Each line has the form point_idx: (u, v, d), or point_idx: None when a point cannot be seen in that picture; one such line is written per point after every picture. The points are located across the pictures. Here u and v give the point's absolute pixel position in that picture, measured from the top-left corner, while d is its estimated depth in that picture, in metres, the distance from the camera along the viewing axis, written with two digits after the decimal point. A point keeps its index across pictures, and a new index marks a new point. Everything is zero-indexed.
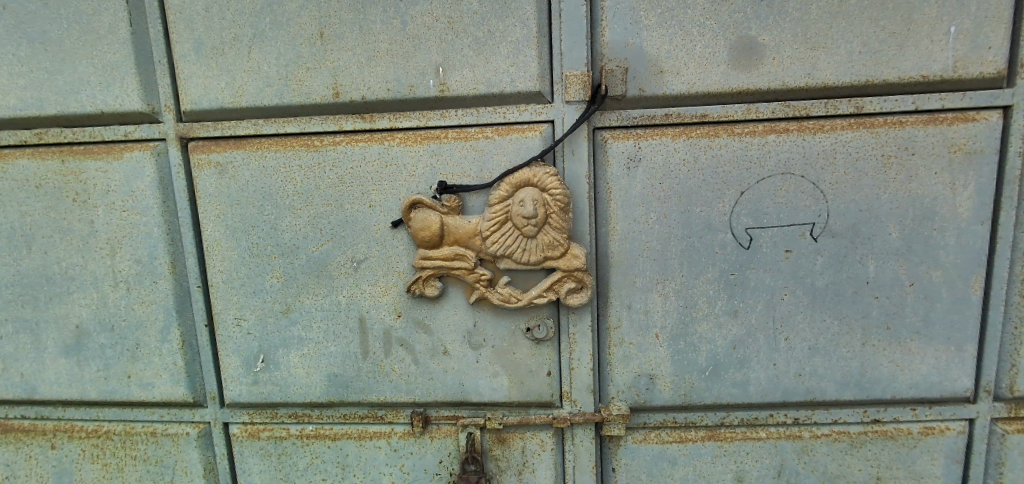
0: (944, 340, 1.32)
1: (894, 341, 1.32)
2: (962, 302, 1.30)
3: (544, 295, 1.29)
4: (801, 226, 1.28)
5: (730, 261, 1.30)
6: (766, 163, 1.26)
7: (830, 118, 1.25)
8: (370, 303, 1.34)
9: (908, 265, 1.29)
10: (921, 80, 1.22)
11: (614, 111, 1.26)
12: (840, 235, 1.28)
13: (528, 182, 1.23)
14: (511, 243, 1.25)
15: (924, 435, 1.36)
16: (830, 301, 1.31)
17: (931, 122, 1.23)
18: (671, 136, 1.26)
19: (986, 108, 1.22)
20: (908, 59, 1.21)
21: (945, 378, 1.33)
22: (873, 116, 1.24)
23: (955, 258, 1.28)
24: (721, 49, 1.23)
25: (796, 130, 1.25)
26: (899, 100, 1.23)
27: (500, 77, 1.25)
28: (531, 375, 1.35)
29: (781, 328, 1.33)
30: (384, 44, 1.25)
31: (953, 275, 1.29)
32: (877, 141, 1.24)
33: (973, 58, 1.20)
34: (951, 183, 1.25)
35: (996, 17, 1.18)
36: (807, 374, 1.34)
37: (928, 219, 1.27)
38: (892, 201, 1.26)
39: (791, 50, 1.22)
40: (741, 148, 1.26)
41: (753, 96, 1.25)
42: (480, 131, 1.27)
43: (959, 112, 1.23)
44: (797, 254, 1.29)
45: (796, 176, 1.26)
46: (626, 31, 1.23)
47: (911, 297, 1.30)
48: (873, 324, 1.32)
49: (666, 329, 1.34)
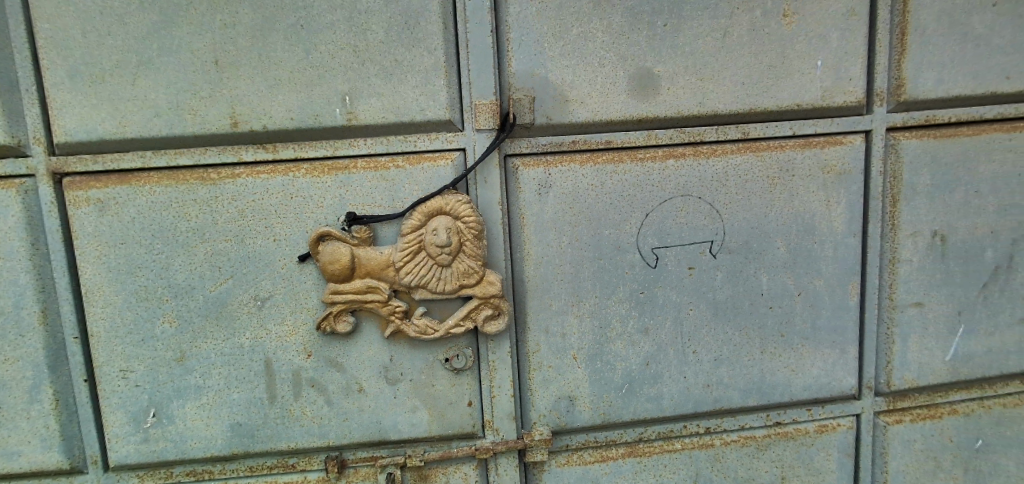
0: (829, 342, 1.45)
1: (788, 347, 1.43)
2: (842, 307, 1.43)
3: (461, 324, 1.27)
4: (700, 244, 1.36)
5: (639, 280, 1.36)
6: (666, 186, 1.33)
7: (721, 143, 1.34)
8: (277, 344, 1.27)
9: (795, 276, 1.40)
10: (796, 108, 1.34)
11: (523, 138, 1.28)
12: (736, 251, 1.38)
13: (441, 210, 1.22)
14: (425, 272, 1.23)
15: (819, 433, 1.47)
16: (731, 314, 1.40)
17: (806, 146, 1.36)
18: (578, 163, 1.30)
19: (851, 133, 1.37)
20: (784, 89, 1.33)
21: (832, 377, 1.46)
22: (758, 141, 1.35)
23: (834, 268, 1.41)
24: (622, 80, 1.27)
25: (692, 154, 1.33)
26: (778, 126, 1.35)
27: (409, 106, 1.23)
28: (452, 407, 1.33)
29: (689, 342, 1.40)
30: (286, 72, 1.20)
31: (833, 283, 1.42)
32: (763, 164, 1.35)
33: (837, 89, 1.34)
34: (827, 200, 1.39)
35: (852, 52, 1.33)
36: (715, 384, 1.42)
37: (809, 233, 1.39)
38: (778, 218, 1.38)
39: (684, 81, 1.29)
40: (643, 172, 1.32)
41: (652, 123, 1.31)
42: (391, 160, 1.24)
43: (829, 137, 1.37)
44: (699, 270, 1.37)
45: (694, 197, 1.35)
46: (531, 62, 1.25)
47: (800, 305, 1.42)
48: (769, 332, 1.42)
49: (583, 350, 1.37)
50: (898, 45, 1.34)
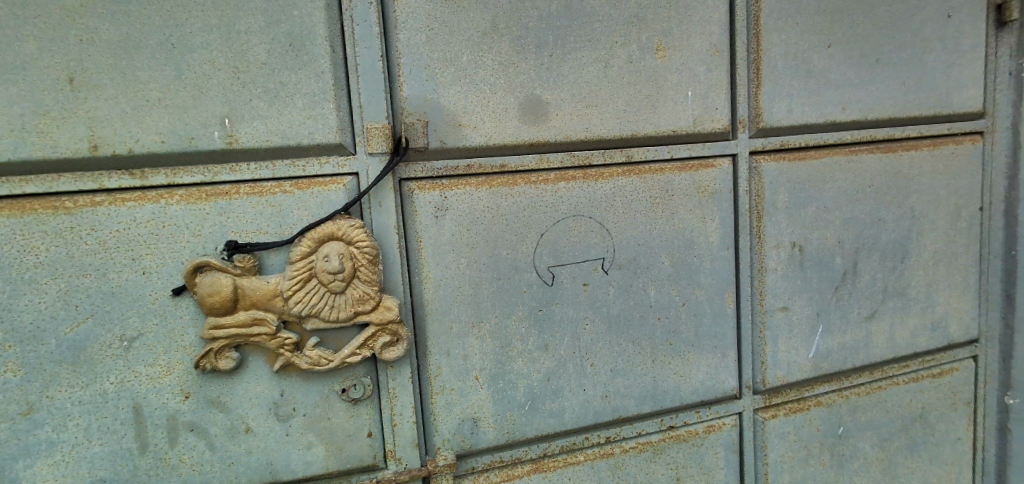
0: (711, 347, 1.57)
1: (676, 355, 1.53)
2: (721, 315, 1.57)
3: (358, 353, 1.23)
4: (593, 261, 1.43)
5: (537, 298, 1.40)
6: (559, 206, 1.39)
7: (608, 166, 1.42)
8: (148, 387, 1.15)
9: (679, 288, 1.52)
10: (672, 133, 1.45)
11: (417, 162, 1.27)
12: (625, 266, 1.46)
13: (332, 236, 1.18)
14: (317, 301, 1.19)
15: (707, 433, 1.58)
16: (623, 326, 1.48)
17: (683, 169, 1.48)
18: (473, 186, 1.31)
19: (720, 157, 1.51)
20: (661, 116, 1.43)
21: (716, 380, 1.58)
22: (640, 164, 1.45)
23: (712, 279, 1.54)
24: (513, 107, 1.31)
25: (582, 177, 1.40)
26: (658, 150, 1.45)
27: (296, 129, 1.19)
28: (350, 439, 1.28)
29: (586, 356, 1.45)
30: (156, 92, 1.11)
31: (712, 293, 1.55)
32: (646, 185, 1.45)
33: (706, 117, 1.47)
34: (703, 218, 1.52)
35: (717, 84, 1.47)
36: (612, 395, 1.48)
37: (689, 248, 1.51)
38: (661, 235, 1.48)
39: (571, 108, 1.36)
40: (536, 194, 1.37)
41: (544, 147, 1.36)
42: (277, 185, 1.19)
43: (702, 160, 1.50)
44: (592, 286, 1.44)
45: (585, 217, 1.42)
46: (423, 87, 1.25)
47: (684, 315, 1.53)
48: (659, 341, 1.51)
49: (485, 370, 1.38)
50: (755, 79, 1.50)
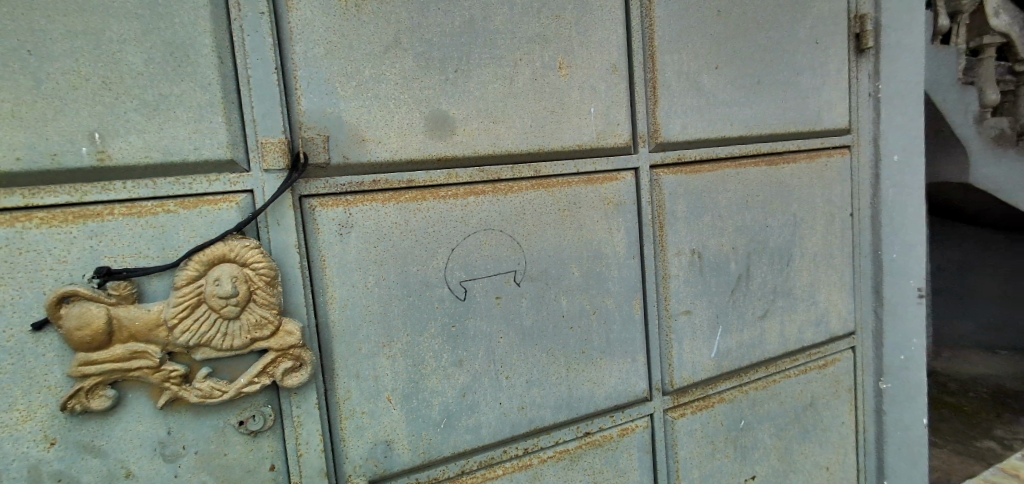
0: (622, 353, 1.63)
1: (589, 362, 1.58)
2: (630, 321, 1.63)
3: (256, 382, 1.16)
4: (505, 274, 1.44)
5: (449, 314, 1.38)
6: (469, 221, 1.38)
7: (517, 180, 1.44)
8: (3, 437, 1.01)
9: (589, 297, 1.56)
10: (577, 148, 1.50)
11: (318, 178, 1.22)
12: (537, 278, 1.48)
13: (224, 258, 1.10)
14: (207, 328, 1.10)
15: (621, 436, 1.64)
16: (537, 337, 1.50)
17: (589, 182, 1.53)
18: (380, 202, 1.28)
19: (623, 170, 1.59)
20: (567, 131, 1.48)
21: (627, 384, 1.64)
22: (548, 178, 1.48)
23: (620, 287, 1.61)
24: (418, 121, 1.30)
25: (491, 191, 1.40)
26: (565, 164, 1.49)
27: (180, 144, 1.10)
28: (250, 474, 1.20)
29: (501, 369, 1.45)
30: (9, 104, 0.98)
31: (621, 301, 1.61)
32: (554, 198, 1.48)
33: (609, 132, 1.54)
34: (609, 228, 1.58)
35: (618, 101, 1.55)
36: (528, 406, 1.50)
37: (597, 258, 1.56)
38: (571, 246, 1.52)
39: (478, 123, 1.37)
40: (446, 209, 1.35)
41: (452, 162, 1.36)
42: (159, 204, 1.09)
43: (606, 173, 1.56)
44: (505, 299, 1.44)
45: (496, 231, 1.42)
46: (322, 100, 1.21)
47: (595, 323, 1.58)
48: (572, 350, 1.55)
49: (398, 390, 1.34)
50: (652, 96, 1.60)
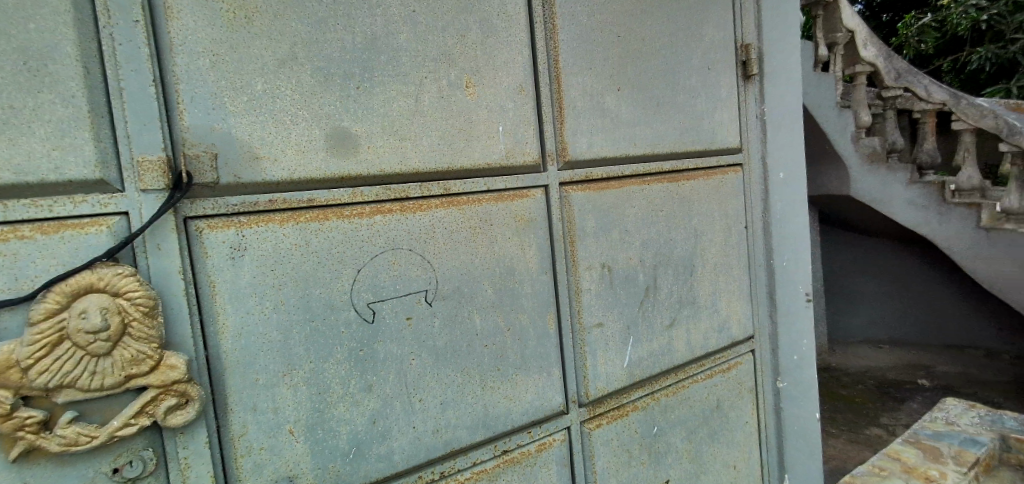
0: (538, 368, 1.64)
1: (504, 379, 1.57)
2: (544, 336, 1.65)
3: (133, 423, 1.05)
4: (415, 294, 1.40)
5: (357, 338, 1.32)
6: (376, 241, 1.34)
7: (426, 198, 1.42)
8: None
9: (503, 314, 1.56)
10: (486, 166, 1.51)
11: (206, 198, 1.14)
12: (449, 297, 1.46)
13: (91, 287, 0.99)
14: (71, 368, 0.98)
15: (539, 451, 1.64)
16: (451, 357, 1.47)
17: (499, 199, 1.54)
18: (277, 222, 1.22)
19: (533, 187, 1.61)
20: (475, 149, 1.49)
21: (544, 399, 1.65)
22: (458, 196, 1.48)
23: (533, 302, 1.62)
24: (318, 138, 1.26)
25: (399, 210, 1.37)
26: (475, 182, 1.50)
27: (37, 163, 0.99)
28: None
29: (414, 392, 1.41)
30: None
31: (535, 316, 1.63)
32: (464, 216, 1.48)
33: (518, 150, 1.57)
34: (521, 245, 1.59)
35: (525, 120, 1.58)
36: (443, 428, 1.46)
37: (510, 274, 1.57)
38: (483, 263, 1.52)
39: (383, 140, 1.34)
40: (351, 229, 1.31)
41: (356, 180, 1.32)
42: (10, 229, 0.96)
43: (517, 190, 1.58)
44: (416, 320, 1.41)
45: (404, 250, 1.38)
46: (208, 116, 1.14)
47: (510, 339, 1.58)
48: (487, 368, 1.54)
49: (301, 421, 1.26)
50: (558, 116, 1.65)
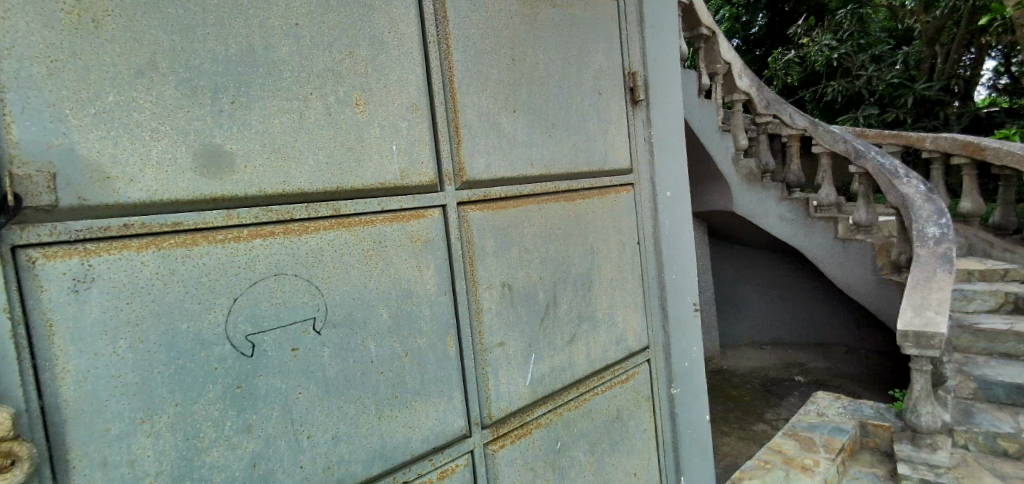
0: (438, 392, 1.60)
1: (402, 407, 1.51)
2: (444, 358, 1.61)
3: None
4: (301, 323, 1.31)
5: (233, 374, 1.21)
6: (255, 267, 1.24)
7: (313, 220, 1.34)
8: None
9: (400, 339, 1.50)
10: (379, 186, 1.46)
11: (42, 224, 0.99)
12: (340, 325, 1.38)
13: None
14: None
15: (441, 479, 1.59)
16: (343, 388, 1.38)
17: (394, 220, 1.50)
18: (134, 249, 1.09)
19: (430, 207, 1.59)
20: (366, 169, 1.43)
21: (445, 423, 1.61)
22: (349, 217, 1.41)
23: (432, 325, 1.58)
24: (184, 156, 1.15)
25: (282, 233, 1.28)
26: (367, 203, 1.44)
27: None
28: None
29: (301, 428, 1.31)
30: None
31: (434, 339, 1.59)
32: (356, 238, 1.41)
33: (413, 171, 1.54)
34: (418, 267, 1.55)
35: (420, 140, 1.56)
36: (335, 465, 1.37)
37: (407, 297, 1.52)
38: (377, 287, 1.46)
39: (262, 159, 1.25)
40: (225, 255, 1.20)
41: (231, 202, 1.22)
42: None
43: (413, 211, 1.55)
44: (303, 350, 1.31)
45: (289, 275, 1.29)
46: (45, 130, 1.00)
47: (408, 365, 1.52)
48: (383, 397, 1.47)
49: (164, 473, 1.12)
50: (454, 136, 1.64)
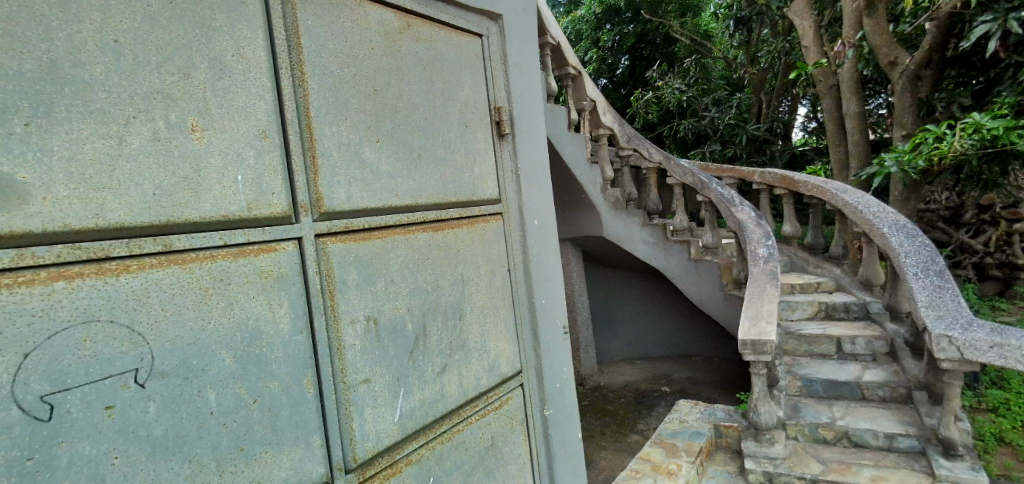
0: (294, 439, 1.47)
1: (249, 460, 1.37)
2: (301, 401, 1.50)
3: None
4: (119, 376, 1.15)
5: (22, 443, 1.02)
6: (56, 314, 1.09)
7: (136, 257, 1.20)
8: None
9: (247, 384, 1.37)
10: (221, 218, 1.35)
11: None
12: (170, 375, 1.22)
13: None
14: None
15: None
16: (173, 447, 1.22)
17: (239, 255, 1.38)
18: None
19: (283, 241, 1.50)
20: (204, 200, 1.31)
21: (302, 473, 1.49)
22: (183, 253, 1.28)
23: (286, 366, 1.47)
24: None
25: (92, 273, 1.13)
26: (205, 237, 1.32)
27: None
28: None
29: None
30: None
31: (289, 382, 1.47)
32: (190, 276, 1.28)
33: (262, 201, 1.45)
34: (269, 304, 1.44)
35: (271, 170, 1.47)
36: None
37: (255, 338, 1.40)
38: (218, 329, 1.32)
39: (67, 190, 1.11)
40: (12, 302, 1.04)
41: (24, 239, 1.06)
42: None
43: (262, 244, 1.44)
44: (120, 408, 1.15)
45: (102, 322, 1.13)
46: None
47: (256, 413, 1.39)
48: (225, 451, 1.32)
49: None
50: (311, 166, 1.58)
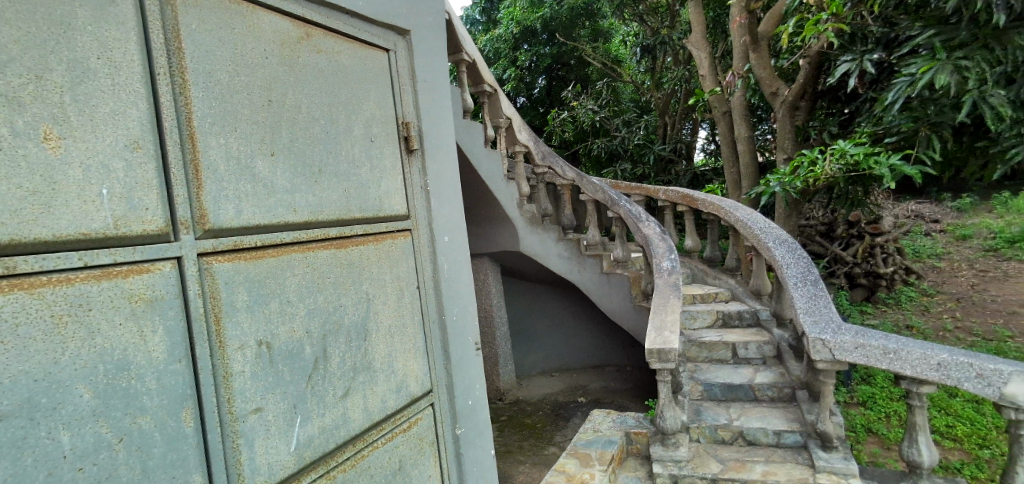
0: (169, 479, 1.33)
1: None
2: (178, 436, 1.36)
3: None
4: None
5: None
6: None
7: None
8: None
9: (110, 421, 1.23)
10: (80, 237, 1.22)
11: None
12: (10, 416, 1.08)
13: None
14: None
15: None
16: None
17: (103, 276, 1.26)
18: None
19: (158, 260, 1.38)
20: (59, 217, 1.19)
21: None
22: (31, 276, 1.15)
23: (160, 399, 1.33)
24: None
25: None
26: (59, 258, 1.19)
27: None
28: None
29: None
30: None
31: (163, 416, 1.33)
32: (39, 301, 1.15)
33: (132, 217, 1.32)
34: (139, 331, 1.31)
35: (144, 183, 1.35)
36: None
37: (122, 370, 1.26)
38: (75, 361, 1.19)
39: None
40: None
41: None
42: None
43: (133, 265, 1.32)
44: None
45: None
46: None
47: (122, 454, 1.24)
48: None
49: None
50: (194, 180, 1.47)
